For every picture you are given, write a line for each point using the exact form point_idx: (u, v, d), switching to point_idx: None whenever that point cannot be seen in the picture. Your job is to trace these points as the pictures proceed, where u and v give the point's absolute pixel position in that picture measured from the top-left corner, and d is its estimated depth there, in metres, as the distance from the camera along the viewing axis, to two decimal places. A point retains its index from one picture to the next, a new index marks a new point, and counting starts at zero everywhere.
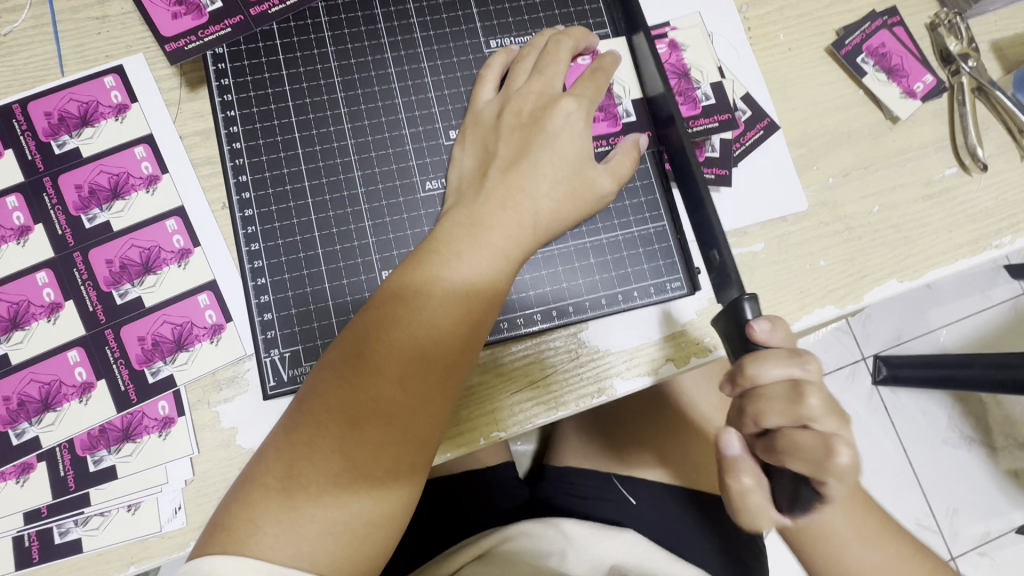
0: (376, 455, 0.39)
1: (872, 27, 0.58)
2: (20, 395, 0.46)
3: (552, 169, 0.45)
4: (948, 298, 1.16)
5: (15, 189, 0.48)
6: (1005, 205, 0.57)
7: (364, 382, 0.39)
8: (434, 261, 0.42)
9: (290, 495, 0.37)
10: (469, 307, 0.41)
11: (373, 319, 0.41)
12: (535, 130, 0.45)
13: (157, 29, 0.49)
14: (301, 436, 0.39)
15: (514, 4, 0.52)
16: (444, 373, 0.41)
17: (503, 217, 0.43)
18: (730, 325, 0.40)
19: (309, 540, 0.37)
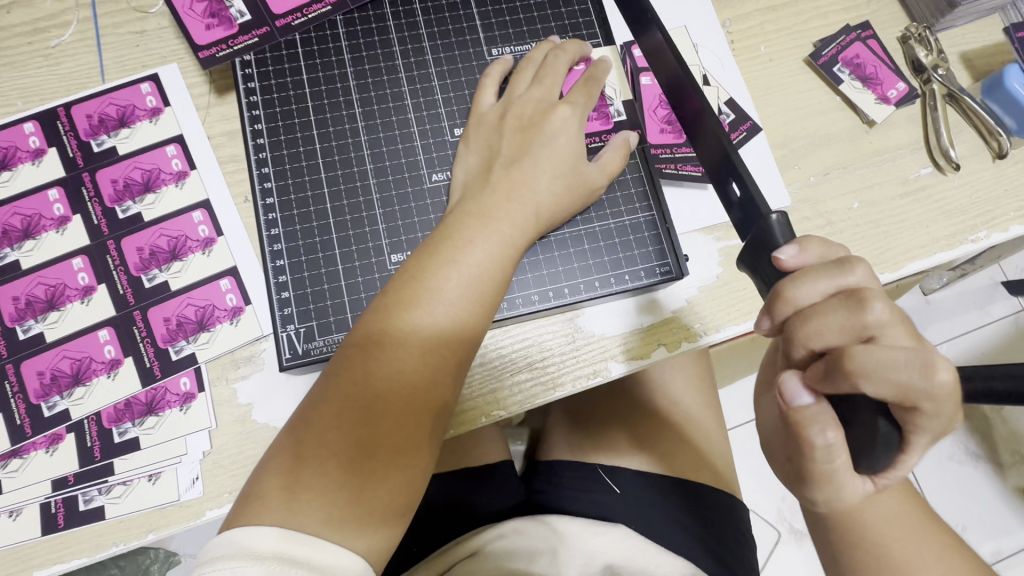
0: (398, 426, 0.41)
1: (847, 39, 0.63)
2: (53, 370, 0.49)
3: (552, 165, 0.49)
4: (945, 314, 1.26)
5: (57, 182, 0.53)
6: (979, 203, 0.61)
7: (383, 357, 0.42)
8: (449, 247, 0.45)
9: (318, 465, 0.39)
10: (481, 289, 0.45)
11: (391, 300, 0.44)
12: (536, 131, 0.50)
13: (191, 38, 0.53)
14: (325, 409, 0.41)
15: (514, 17, 0.57)
16: (456, 351, 0.44)
17: (510, 208, 0.47)
18: (756, 258, 0.38)
19: (334, 504, 0.39)
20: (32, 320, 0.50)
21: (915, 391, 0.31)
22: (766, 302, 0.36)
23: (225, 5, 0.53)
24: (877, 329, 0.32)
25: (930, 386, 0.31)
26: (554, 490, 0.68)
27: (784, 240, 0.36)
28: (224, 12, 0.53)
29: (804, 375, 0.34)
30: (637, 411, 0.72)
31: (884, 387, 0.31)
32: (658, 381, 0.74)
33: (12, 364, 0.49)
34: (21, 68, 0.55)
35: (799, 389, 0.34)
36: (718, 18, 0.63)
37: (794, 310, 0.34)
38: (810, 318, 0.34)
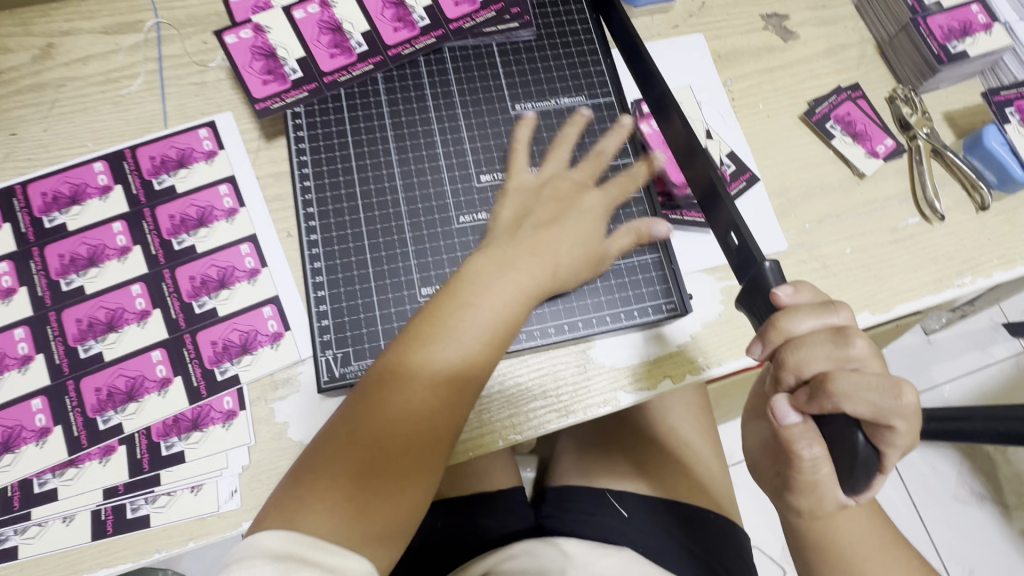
0: (406, 450, 0.45)
1: (838, 99, 0.69)
2: (109, 387, 0.54)
3: (576, 233, 0.55)
4: (948, 354, 1.30)
5: (121, 216, 0.58)
6: (965, 251, 0.65)
7: (398, 387, 0.46)
8: (473, 285, 0.50)
9: (332, 480, 0.43)
10: (494, 330, 0.49)
11: (411, 335, 0.48)
12: (568, 206, 0.56)
13: (249, 91, 0.59)
14: (344, 429, 0.45)
15: (536, 76, 0.63)
16: (471, 383, 0.48)
17: (530, 261, 0.52)
18: (754, 297, 0.42)
19: (338, 517, 0.42)
20: (93, 340, 0.55)
21: (889, 413, 0.36)
22: (760, 330, 0.40)
23: (280, 64, 0.60)
24: (858, 362, 0.37)
25: (903, 409, 0.36)
26: (563, 514, 0.71)
27: (778, 283, 0.41)
28: (279, 70, 0.60)
29: (792, 398, 0.39)
30: (637, 437, 0.77)
31: (863, 408, 0.36)
32: (656, 410, 0.78)
33: (72, 381, 0.54)
34: (93, 114, 0.62)
35: (789, 410, 0.39)
36: (719, 79, 0.69)
37: (780, 340, 0.39)
38: (798, 348, 0.38)
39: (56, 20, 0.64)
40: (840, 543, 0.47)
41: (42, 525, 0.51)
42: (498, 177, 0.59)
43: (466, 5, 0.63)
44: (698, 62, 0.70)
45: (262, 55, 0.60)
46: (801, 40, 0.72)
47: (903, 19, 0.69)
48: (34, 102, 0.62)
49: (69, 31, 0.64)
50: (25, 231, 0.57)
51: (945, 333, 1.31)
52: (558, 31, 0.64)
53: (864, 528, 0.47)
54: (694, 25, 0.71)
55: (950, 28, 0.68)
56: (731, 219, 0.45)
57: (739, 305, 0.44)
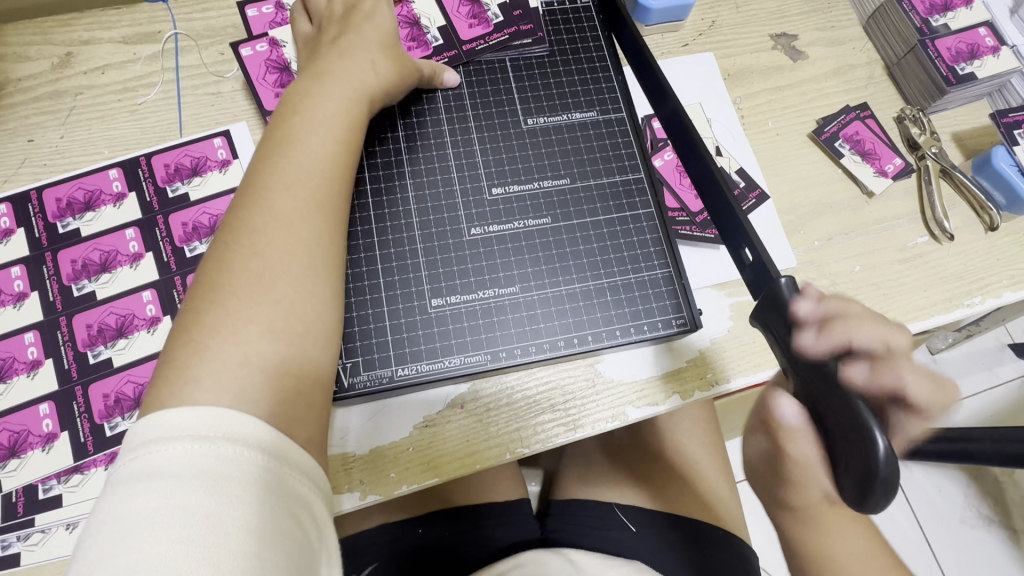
0: (291, 255, 0.44)
1: (846, 118, 0.70)
2: (117, 393, 0.53)
3: (377, 35, 0.56)
4: (955, 374, 1.29)
5: (134, 223, 0.59)
6: (974, 270, 0.65)
7: (254, 205, 0.45)
8: (303, 100, 0.50)
9: (218, 311, 0.41)
10: (340, 135, 0.50)
11: (255, 168, 0.47)
12: (350, 19, 0.56)
13: (262, 105, 0.62)
14: (211, 267, 0.43)
15: (548, 92, 0.63)
16: (340, 175, 0.49)
17: (344, 65, 0.53)
18: (769, 314, 0.42)
19: (245, 348, 0.40)
20: (102, 346, 0.55)
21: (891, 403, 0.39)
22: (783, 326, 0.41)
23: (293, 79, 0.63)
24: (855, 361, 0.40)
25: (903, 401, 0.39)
26: (567, 527, 0.72)
27: (795, 300, 0.40)
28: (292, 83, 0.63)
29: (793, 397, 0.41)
30: (643, 453, 0.77)
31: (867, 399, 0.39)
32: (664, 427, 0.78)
33: (81, 386, 0.54)
34: (111, 122, 0.62)
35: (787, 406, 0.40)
36: (729, 97, 0.70)
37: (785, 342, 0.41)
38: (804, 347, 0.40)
39: (76, 29, 0.65)
40: (840, 561, 0.49)
41: (46, 531, 0.50)
42: (511, 190, 0.58)
43: (480, 27, 0.63)
44: (708, 80, 0.70)
45: (276, 68, 0.63)
46: (810, 59, 0.73)
47: (912, 40, 0.70)
48: (52, 110, 0.62)
49: (89, 41, 0.65)
50: (38, 235, 0.58)
51: (950, 353, 1.30)
52: (571, 48, 0.65)
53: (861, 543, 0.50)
54: (704, 44, 0.72)
55: (958, 50, 0.69)
56: (747, 237, 0.45)
57: (754, 323, 0.43)
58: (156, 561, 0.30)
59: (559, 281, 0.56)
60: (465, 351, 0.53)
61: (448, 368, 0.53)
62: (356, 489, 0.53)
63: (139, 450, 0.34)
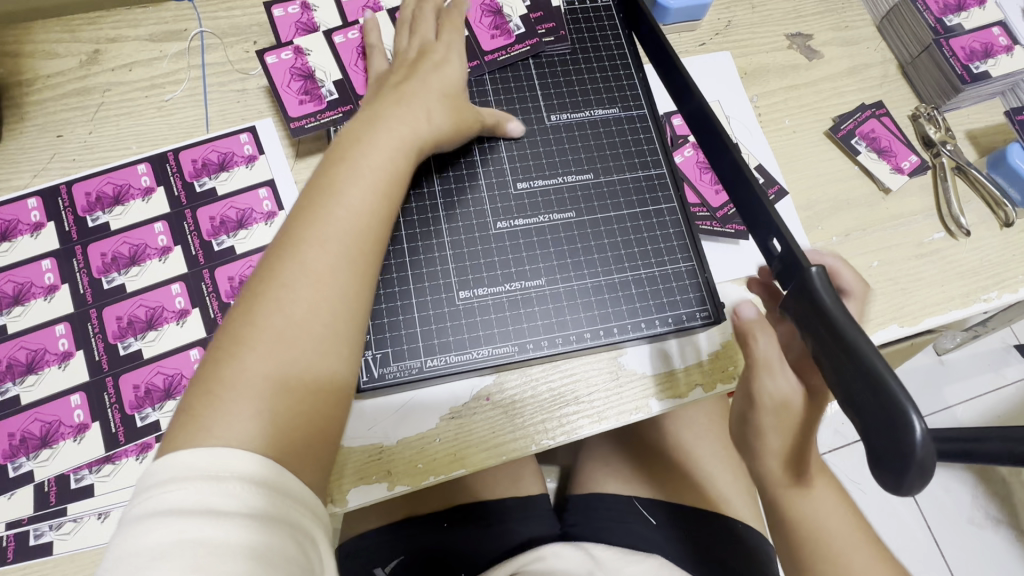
0: (313, 314, 0.40)
1: (862, 116, 0.71)
2: (147, 384, 0.54)
3: (439, 86, 0.54)
4: (962, 374, 1.30)
5: (162, 217, 0.59)
6: (990, 266, 0.66)
7: (291, 253, 0.41)
8: (354, 146, 0.46)
9: (237, 361, 0.37)
10: (388, 189, 0.46)
11: (299, 209, 0.43)
12: (415, 70, 0.55)
13: (285, 110, 0.60)
14: (239, 311, 0.40)
15: (570, 89, 0.64)
16: (381, 230, 0.45)
17: (399, 111, 0.50)
18: (801, 302, 0.43)
19: (259, 407, 0.37)
20: (132, 338, 0.55)
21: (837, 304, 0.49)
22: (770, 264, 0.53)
23: (318, 85, 0.61)
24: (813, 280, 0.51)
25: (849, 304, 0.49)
26: (586, 521, 0.73)
27: (826, 288, 0.41)
28: (316, 91, 0.61)
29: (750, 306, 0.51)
30: (661, 449, 0.76)
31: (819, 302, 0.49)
32: (679, 420, 0.78)
33: (111, 377, 0.54)
34: (138, 118, 0.63)
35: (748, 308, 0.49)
36: (746, 95, 0.71)
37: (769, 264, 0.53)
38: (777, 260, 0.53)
39: (103, 27, 0.66)
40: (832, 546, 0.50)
41: (77, 521, 0.51)
42: (535, 184, 0.59)
43: (502, 39, 0.64)
44: (725, 78, 0.71)
45: (301, 76, 0.61)
46: (825, 59, 0.74)
47: (926, 40, 0.71)
48: (80, 106, 0.63)
49: (116, 38, 0.66)
50: (68, 229, 0.58)
51: (957, 353, 1.30)
52: (592, 45, 0.66)
53: (846, 521, 0.51)
54: (721, 43, 0.73)
55: (973, 49, 0.70)
56: (775, 228, 0.46)
57: (788, 313, 0.44)
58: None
59: (585, 274, 0.57)
60: (493, 341, 0.54)
61: (476, 359, 0.54)
62: (386, 479, 0.53)
63: (150, 486, 0.33)
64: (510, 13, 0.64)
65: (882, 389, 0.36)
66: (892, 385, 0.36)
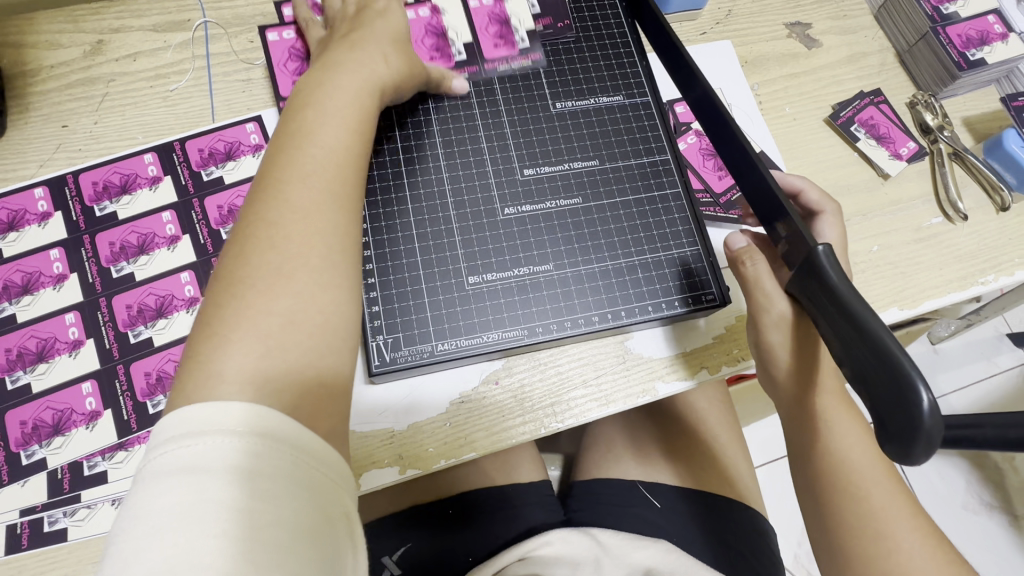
0: (306, 247, 0.41)
1: (861, 103, 0.72)
2: (159, 371, 0.54)
3: (388, 32, 0.55)
4: (956, 363, 1.32)
5: (170, 206, 0.59)
6: (987, 250, 0.67)
7: (271, 195, 0.42)
8: (314, 92, 0.47)
9: (237, 304, 0.38)
10: (353, 122, 0.47)
11: (273, 155, 0.44)
12: (359, 18, 0.56)
13: (278, 89, 0.63)
14: (228, 260, 0.40)
15: (576, 77, 0.64)
16: (355, 162, 0.46)
17: (352, 53, 0.51)
18: (808, 279, 0.44)
19: (264, 344, 0.37)
20: (142, 326, 0.56)
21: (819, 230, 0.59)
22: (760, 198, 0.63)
23: None
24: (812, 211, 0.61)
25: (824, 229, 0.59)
26: (591, 506, 0.74)
27: (832, 266, 0.42)
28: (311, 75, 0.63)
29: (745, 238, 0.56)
30: (663, 436, 0.78)
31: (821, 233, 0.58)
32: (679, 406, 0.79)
33: (123, 364, 0.54)
34: (143, 108, 0.63)
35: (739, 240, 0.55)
36: (747, 83, 0.72)
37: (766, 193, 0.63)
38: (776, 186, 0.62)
39: (107, 17, 0.66)
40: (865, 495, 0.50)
41: (91, 507, 0.51)
42: (543, 171, 0.60)
43: (505, 48, 0.64)
44: (726, 67, 0.72)
45: (298, 57, 0.63)
46: (824, 47, 0.75)
47: (923, 28, 0.72)
48: (85, 96, 0.63)
49: (120, 28, 0.66)
50: (76, 219, 0.58)
51: (950, 342, 1.33)
52: (596, 34, 0.66)
53: (872, 459, 0.51)
54: (722, 32, 0.74)
55: (969, 37, 0.71)
56: (782, 210, 0.46)
57: (798, 293, 0.46)
58: (189, 554, 0.29)
59: (592, 259, 0.58)
60: (503, 326, 0.55)
61: (486, 343, 0.54)
62: (396, 463, 0.53)
63: (163, 442, 0.32)
64: (518, 25, 0.65)
65: (888, 359, 0.37)
66: (898, 356, 0.37)
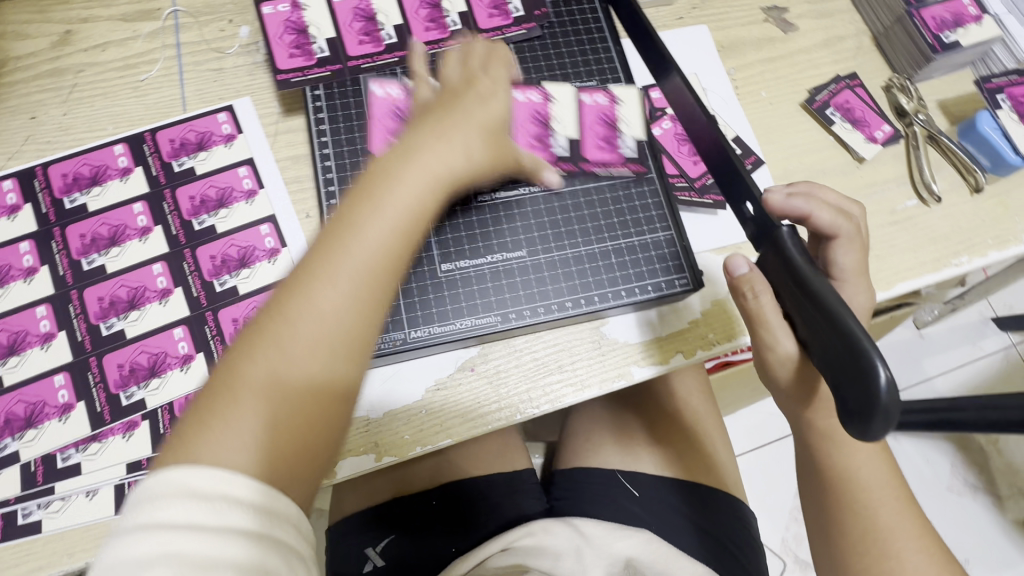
0: (315, 365, 0.37)
1: (837, 87, 0.72)
2: (132, 363, 0.54)
3: (483, 119, 0.47)
4: (941, 347, 1.33)
5: (141, 198, 0.59)
6: (961, 232, 0.68)
7: (299, 294, 0.37)
8: (384, 180, 0.41)
9: (230, 399, 0.35)
10: (412, 228, 0.41)
11: (319, 243, 0.39)
12: (461, 94, 0.48)
13: (274, 61, 0.61)
14: (239, 347, 0.37)
15: (549, 64, 0.65)
16: (399, 269, 0.40)
17: (439, 144, 0.44)
18: (774, 262, 0.45)
19: (252, 443, 0.35)
20: (115, 318, 0.55)
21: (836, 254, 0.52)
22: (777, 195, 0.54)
23: (309, 40, 0.62)
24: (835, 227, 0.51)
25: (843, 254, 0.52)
26: (573, 494, 0.74)
27: (794, 245, 0.43)
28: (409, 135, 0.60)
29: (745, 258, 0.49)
30: (645, 422, 0.78)
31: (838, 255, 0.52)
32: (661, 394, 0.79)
33: (95, 357, 0.54)
34: (113, 99, 0.63)
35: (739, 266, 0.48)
36: (723, 67, 0.72)
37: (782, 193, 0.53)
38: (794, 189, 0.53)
39: (74, 8, 0.65)
40: (877, 522, 0.53)
41: (65, 499, 0.51)
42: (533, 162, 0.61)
43: (608, 152, 0.61)
44: (703, 52, 0.72)
45: (294, 30, 0.62)
46: (801, 32, 0.75)
47: (898, 11, 0.72)
48: (53, 88, 0.62)
49: (88, 18, 0.65)
50: (45, 212, 0.58)
51: (936, 327, 1.34)
52: (570, 18, 0.67)
53: (881, 477, 0.54)
54: (698, 17, 0.74)
55: (943, 19, 0.71)
56: (747, 189, 0.47)
57: (765, 272, 0.47)
58: None
59: (566, 246, 0.59)
60: (475, 313, 0.56)
61: (460, 329, 0.55)
62: (372, 451, 0.53)
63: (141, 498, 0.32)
64: (627, 132, 0.62)
65: (850, 339, 0.38)
66: (858, 335, 0.38)
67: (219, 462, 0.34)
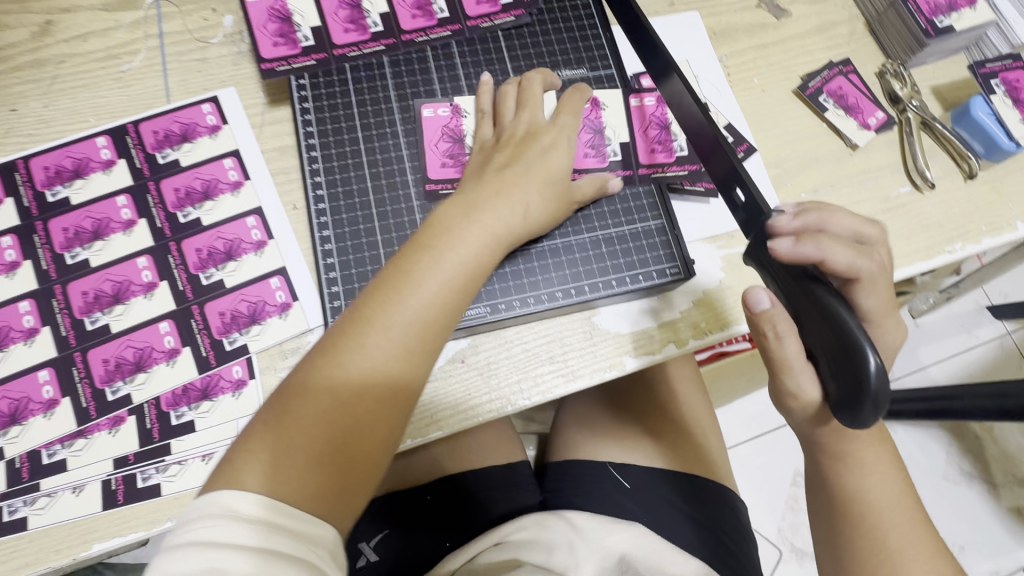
0: (365, 404, 0.40)
1: (830, 73, 0.71)
2: (117, 358, 0.54)
3: (544, 175, 0.52)
4: (937, 336, 1.33)
5: (125, 190, 0.58)
6: (954, 218, 0.67)
7: (357, 334, 0.41)
8: (443, 234, 0.45)
9: (284, 428, 0.39)
10: (464, 281, 0.45)
11: (377, 286, 0.43)
12: (525, 145, 0.53)
13: (259, 50, 0.61)
14: (295, 381, 0.40)
15: (538, 52, 0.64)
16: (447, 320, 0.44)
17: (497, 201, 0.49)
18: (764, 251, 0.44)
19: (300, 472, 0.38)
20: (99, 313, 0.55)
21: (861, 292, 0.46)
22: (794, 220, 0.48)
23: (294, 29, 0.61)
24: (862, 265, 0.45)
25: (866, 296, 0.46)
26: (566, 486, 0.74)
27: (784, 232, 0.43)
28: (461, 156, 0.60)
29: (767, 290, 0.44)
30: (638, 414, 0.78)
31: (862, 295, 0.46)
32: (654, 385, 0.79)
33: (80, 352, 0.54)
34: (95, 90, 0.62)
35: (761, 300, 0.43)
36: (715, 54, 0.71)
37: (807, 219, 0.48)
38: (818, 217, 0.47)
39: None
40: (885, 540, 0.52)
41: (52, 495, 0.50)
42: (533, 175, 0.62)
43: (663, 155, 0.61)
44: (695, 39, 0.71)
45: (278, 18, 0.61)
46: (793, 17, 0.74)
47: None
48: (33, 79, 0.61)
49: (69, 8, 0.64)
50: (28, 205, 0.57)
51: (932, 316, 1.33)
52: (559, 8, 0.66)
53: (893, 496, 0.53)
54: (690, 3, 0.73)
55: (937, 4, 0.71)
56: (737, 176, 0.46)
57: (755, 261, 0.46)
58: None
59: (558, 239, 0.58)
60: None
61: None
62: None
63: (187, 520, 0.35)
64: (678, 131, 0.62)
65: (839, 325, 0.37)
66: (848, 322, 0.37)
67: (274, 479, 0.37)
